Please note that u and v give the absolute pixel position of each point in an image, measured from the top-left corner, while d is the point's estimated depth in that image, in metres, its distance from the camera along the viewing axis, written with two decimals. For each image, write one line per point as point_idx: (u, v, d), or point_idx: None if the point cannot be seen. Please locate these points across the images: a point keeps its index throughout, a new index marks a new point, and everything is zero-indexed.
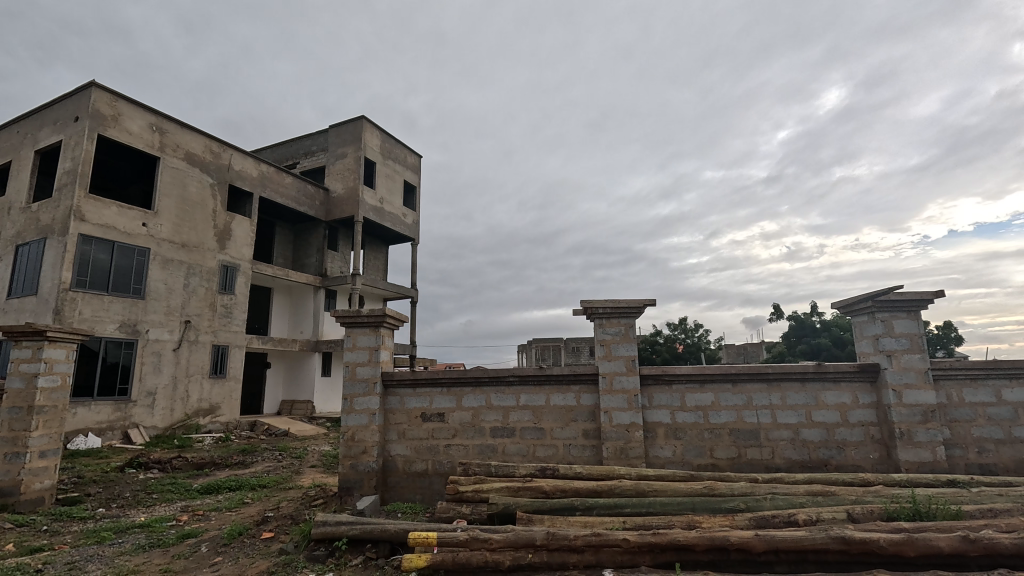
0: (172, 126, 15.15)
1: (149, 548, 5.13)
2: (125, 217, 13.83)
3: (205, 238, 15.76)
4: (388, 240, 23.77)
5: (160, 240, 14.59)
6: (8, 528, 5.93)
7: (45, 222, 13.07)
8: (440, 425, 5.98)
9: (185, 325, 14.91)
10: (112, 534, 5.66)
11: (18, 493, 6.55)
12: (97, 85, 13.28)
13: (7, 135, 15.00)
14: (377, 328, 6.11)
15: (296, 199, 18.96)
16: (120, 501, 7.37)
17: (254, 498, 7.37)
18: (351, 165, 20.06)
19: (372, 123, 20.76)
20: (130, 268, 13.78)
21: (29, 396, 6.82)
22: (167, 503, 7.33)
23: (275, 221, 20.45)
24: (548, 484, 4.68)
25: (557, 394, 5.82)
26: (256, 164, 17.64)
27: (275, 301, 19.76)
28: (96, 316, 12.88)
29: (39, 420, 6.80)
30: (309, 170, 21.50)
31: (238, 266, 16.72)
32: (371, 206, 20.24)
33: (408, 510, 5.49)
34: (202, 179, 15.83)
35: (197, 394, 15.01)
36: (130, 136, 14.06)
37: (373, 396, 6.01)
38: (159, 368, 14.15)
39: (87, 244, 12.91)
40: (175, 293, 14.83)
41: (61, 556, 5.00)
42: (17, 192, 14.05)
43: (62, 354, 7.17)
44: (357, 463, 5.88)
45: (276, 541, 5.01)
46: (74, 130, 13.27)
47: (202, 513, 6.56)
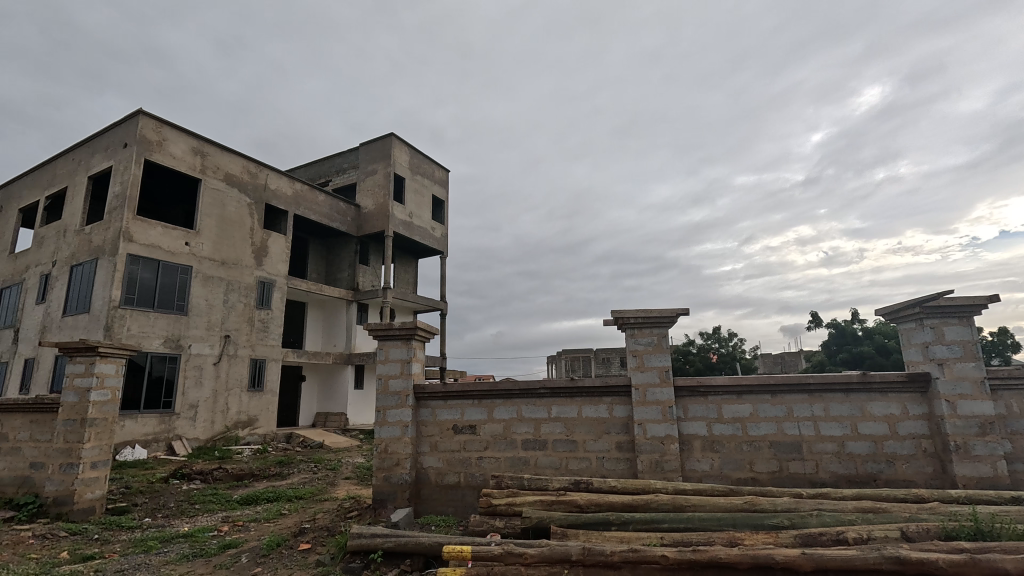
0: (213, 149, 15.83)
1: (193, 558, 5.28)
2: (169, 237, 14.45)
3: (243, 255, 16.36)
4: (418, 253, 24.12)
5: (202, 257, 15.20)
6: (63, 536, 6.21)
7: (96, 243, 13.81)
8: (472, 437, 5.98)
9: (224, 339, 15.43)
10: (158, 543, 5.85)
11: (72, 502, 6.87)
12: (143, 113, 14.02)
13: (62, 162, 15.95)
14: (408, 340, 6.18)
15: (329, 215, 19.50)
16: (165, 510, 7.64)
17: (291, 509, 7.50)
18: (382, 182, 20.52)
19: (401, 140, 21.24)
20: (174, 286, 14.37)
21: (81, 409, 7.14)
22: (208, 513, 7.55)
23: (309, 237, 21.06)
24: (582, 497, 4.61)
25: (589, 406, 5.75)
26: (290, 182, 18.25)
27: (310, 316, 20.29)
28: (142, 332, 13.48)
29: (91, 432, 7.11)
30: (342, 187, 22.08)
31: (274, 282, 17.27)
32: (400, 220, 20.65)
33: (441, 523, 5.50)
34: (241, 199, 16.46)
35: (236, 406, 15.46)
36: (173, 160, 14.75)
37: (405, 408, 6.06)
38: (201, 381, 14.66)
39: (135, 264, 13.56)
40: (216, 308, 15.39)
41: (111, 564, 5.21)
42: (71, 215, 14.88)
43: (112, 369, 7.51)
44: (391, 475, 5.93)
45: (313, 553, 5.09)
46: (122, 155, 14.01)
47: (241, 524, 6.72)
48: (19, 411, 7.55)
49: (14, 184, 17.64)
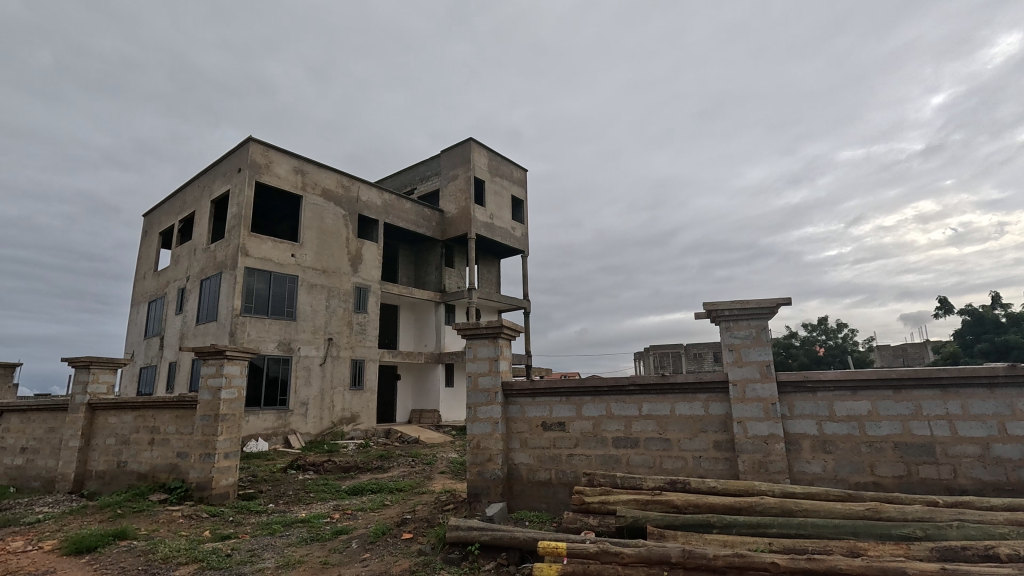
0: (311, 167, 17.21)
1: (311, 541, 5.79)
2: (278, 250, 15.92)
3: (341, 263, 17.62)
4: (500, 253, 24.57)
5: (306, 267, 16.59)
6: (205, 517, 7.09)
7: (220, 259, 15.56)
8: (561, 434, 5.97)
9: (328, 342, 16.73)
10: (281, 527, 6.48)
11: (210, 488, 7.83)
12: (252, 140, 15.57)
13: (190, 189, 18.15)
14: (495, 338, 6.31)
15: (415, 222, 20.45)
16: (285, 497, 8.45)
17: (393, 500, 7.97)
18: (463, 186, 21.15)
19: (479, 143, 21.74)
20: (284, 294, 15.83)
21: (215, 406, 8.09)
22: (322, 502, 8.23)
23: (398, 243, 22.22)
24: (679, 498, 4.43)
25: (682, 403, 5.52)
26: (380, 193, 19.37)
27: (402, 318, 21.42)
28: (260, 336, 15.00)
29: (223, 426, 8.04)
30: (426, 194, 23.05)
31: (369, 287, 18.43)
32: (482, 222, 21.15)
33: (534, 519, 5.56)
34: (337, 212, 17.74)
35: (340, 404, 16.71)
36: (278, 180, 16.24)
37: (495, 405, 6.20)
38: (310, 380, 16.01)
39: (251, 276, 15.12)
40: (320, 313, 16.73)
41: (244, 543, 5.86)
42: (199, 235, 16.90)
43: (238, 370, 8.42)
44: (484, 470, 6.09)
45: (415, 542, 5.37)
46: (237, 179, 15.65)
47: (350, 512, 7.26)
48: (166, 408, 8.70)
49: (154, 211, 20.37)
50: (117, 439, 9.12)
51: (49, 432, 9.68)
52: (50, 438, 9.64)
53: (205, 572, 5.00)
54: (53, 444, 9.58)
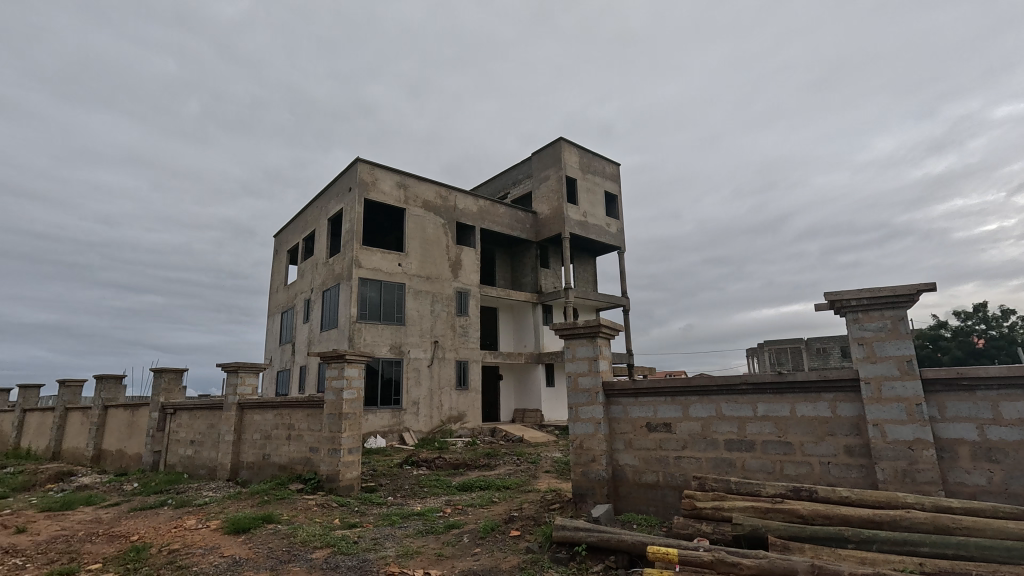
0: (412, 181, 18.29)
1: (426, 534, 6.14)
2: (386, 260, 17.11)
3: (443, 270, 18.50)
4: (595, 251, 24.26)
5: (412, 275, 17.64)
6: (335, 506, 7.85)
7: (337, 271, 17.09)
8: (668, 436, 5.74)
9: (434, 345, 17.65)
10: (400, 518, 6.97)
11: (339, 480, 8.65)
12: (360, 160, 16.90)
13: (310, 210, 20.15)
14: (594, 338, 6.24)
15: (510, 225, 20.88)
16: (403, 491, 9.08)
17: (500, 498, 8.19)
18: (555, 186, 21.19)
19: (569, 142, 21.65)
20: (393, 301, 16.97)
21: (338, 406, 8.90)
22: (435, 496, 8.71)
23: (494, 247, 22.83)
24: (805, 507, 4.05)
25: (804, 404, 5.04)
26: (475, 200, 20.04)
27: (502, 320, 21.96)
28: (374, 341, 16.23)
29: (346, 423, 8.82)
30: (519, 198, 23.43)
31: (469, 291, 19.14)
32: (576, 221, 21.05)
33: (643, 522, 5.40)
34: (437, 221, 18.67)
35: (448, 403, 17.54)
36: (384, 195, 17.47)
37: (596, 405, 6.13)
38: (420, 381, 16.99)
39: (364, 285, 16.41)
40: (426, 318, 17.70)
41: (369, 532, 6.38)
42: (319, 251, 18.70)
43: (356, 372, 9.19)
44: (588, 471, 6.04)
45: (523, 539, 5.47)
46: (349, 198, 17.07)
47: (461, 507, 7.60)
48: (300, 407, 9.74)
49: (282, 232, 22.89)
50: (262, 434, 10.37)
51: (210, 427, 11.28)
52: (211, 433, 11.24)
53: (337, 556, 5.51)
54: (214, 438, 11.15)
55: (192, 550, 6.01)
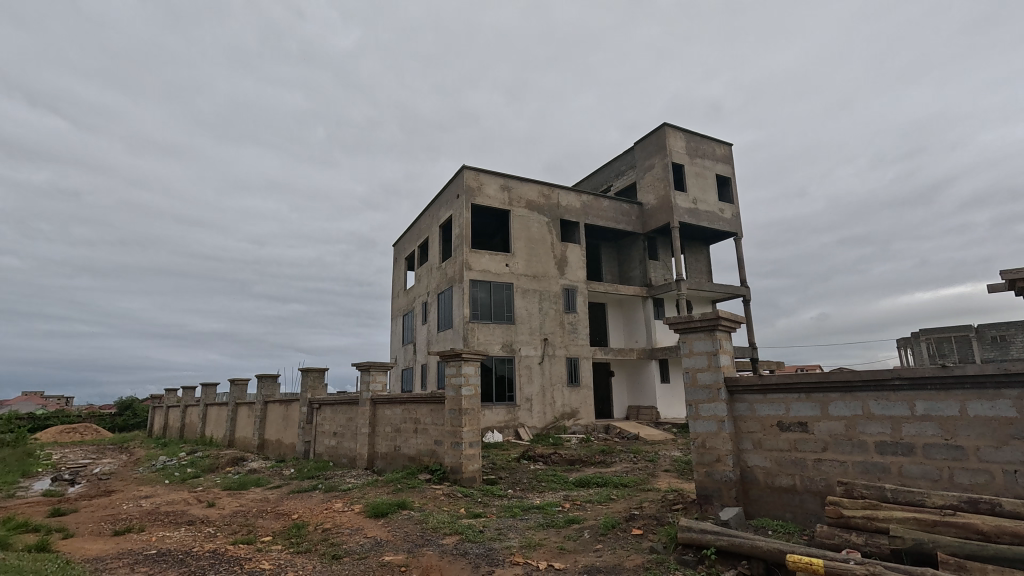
0: (515, 183, 18.69)
1: (547, 527, 6.27)
2: (494, 262, 17.69)
3: (549, 268, 18.68)
4: (709, 239, 22.85)
5: (519, 275, 18.04)
6: (460, 496, 8.33)
7: (450, 275, 18.03)
8: (804, 436, 5.25)
9: (544, 342, 17.88)
10: (520, 511, 7.20)
11: (461, 471, 9.15)
12: (466, 168, 17.67)
13: (423, 218, 21.50)
14: (712, 332, 5.92)
15: (615, 219, 20.46)
16: (522, 484, 9.35)
17: (619, 495, 8.08)
18: (661, 174, 20.33)
19: (675, 127, 20.64)
20: (503, 301, 17.50)
21: (458, 402, 9.41)
22: (553, 491, 8.85)
23: (600, 242, 22.51)
24: (986, 522, 3.47)
25: (978, 402, 4.32)
26: (578, 195, 19.94)
27: (611, 315, 21.58)
28: (487, 340, 16.89)
29: (466, 419, 9.30)
30: (623, 190, 22.85)
31: (577, 288, 19.09)
32: (685, 209, 20.04)
33: (779, 529, 5.00)
34: (541, 220, 18.89)
35: (560, 400, 17.67)
36: (489, 199, 18.07)
37: (718, 403, 5.79)
38: (532, 378, 17.33)
39: (475, 287, 17.13)
40: (534, 316, 18.00)
41: (493, 522, 6.68)
42: (433, 257, 19.88)
43: (473, 370, 9.63)
44: (713, 471, 5.74)
45: (646, 539, 5.37)
46: (457, 204, 17.93)
47: (580, 503, 7.64)
48: (424, 403, 10.47)
49: (399, 240, 24.69)
50: (392, 427, 11.31)
51: (349, 421, 12.56)
52: (350, 426, 12.51)
53: (464, 543, 5.84)
54: (352, 430, 12.39)
55: (341, 529, 6.76)
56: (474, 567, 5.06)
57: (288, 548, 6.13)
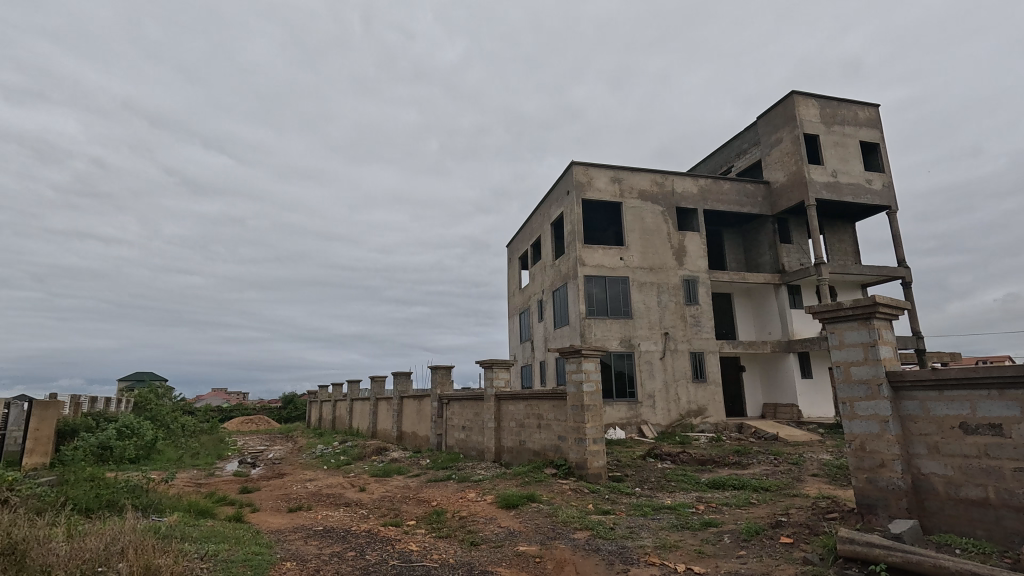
0: (626, 173, 18.19)
1: (682, 528, 6.03)
2: (608, 256, 17.38)
3: (667, 259, 17.90)
4: (853, 215, 20.22)
5: (635, 268, 17.52)
6: (587, 492, 8.34)
7: (564, 272, 18.09)
8: (997, 440, 4.43)
9: (665, 336, 17.17)
10: (651, 510, 7.01)
11: (587, 467, 9.16)
12: (575, 163, 17.59)
13: (535, 217, 21.83)
14: (868, 321, 5.25)
15: (738, 202, 19.00)
16: (650, 483, 9.09)
17: (761, 499, 7.48)
18: (791, 148, 18.43)
19: (805, 94, 18.58)
20: (619, 295, 17.14)
21: (580, 398, 9.43)
22: (684, 492, 8.47)
23: (722, 228, 21.04)
24: None
25: None
26: (695, 180, 18.83)
27: (738, 306, 20.06)
28: (604, 335, 16.67)
29: (588, 415, 9.30)
30: (746, 169, 21.11)
31: (698, 278, 18.06)
32: (822, 183, 17.96)
33: (970, 548, 4.26)
34: (655, 209, 18.17)
35: (685, 396, 16.85)
36: (600, 192, 17.81)
37: (879, 401, 5.11)
38: (653, 374, 16.74)
39: (590, 282, 17.00)
40: (653, 310, 17.37)
41: (623, 520, 6.59)
42: (546, 255, 20.11)
43: (593, 366, 9.58)
44: (876, 478, 5.07)
45: (797, 548, 4.92)
46: (567, 201, 17.91)
47: (715, 505, 7.22)
48: (546, 399, 10.66)
49: (512, 240, 25.33)
50: (516, 422, 11.67)
51: (476, 415, 13.21)
52: (476, 420, 13.16)
53: (596, 539, 5.84)
54: (479, 425, 13.01)
55: (477, 518, 7.15)
56: (609, 563, 5.04)
57: (431, 532, 6.64)
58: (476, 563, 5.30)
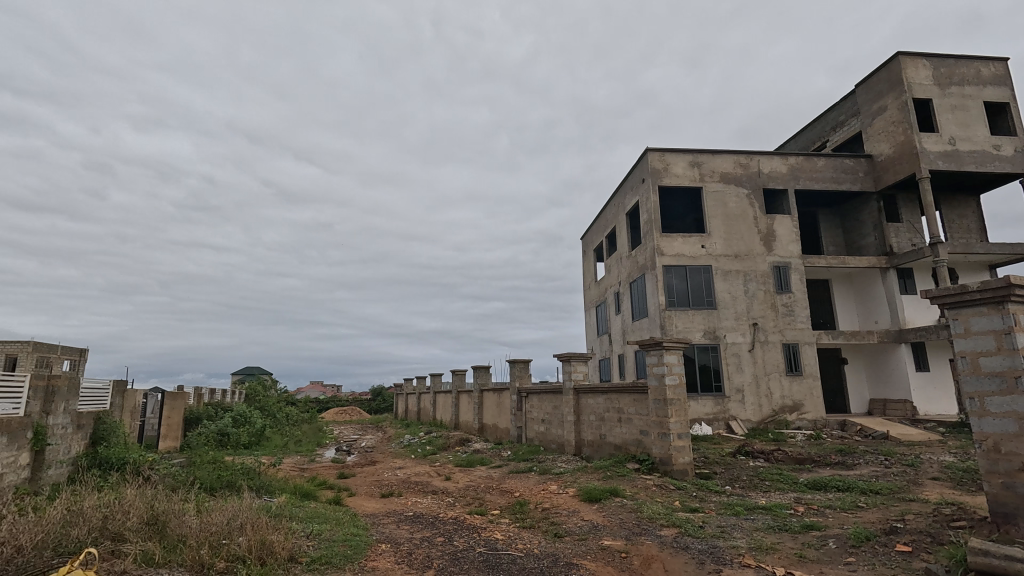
0: (706, 156, 17.27)
1: (780, 531, 5.65)
2: (689, 244, 16.64)
3: (753, 245, 16.81)
4: (977, 186, 17.80)
5: (718, 256, 16.63)
6: (673, 488, 8.07)
7: (641, 262, 17.56)
8: None
9: (754, 327, 16.16)
10: (744, 510, 6.65)
11: (672, 463, 8.87)
12: (650, 149, 16.97)
13: (609, 208, 21.37)
14: (1000, 305, 4.61)
15: (834, 179, 17.41)
16: (741, 482, 8.63)
17: (870, 503, 6.83)
18: (897, 116, 16.57)
19: (913, 54, 16.61)
20: (701, 285, 16.37)
21: (663, 391, 9.13)
22: (780, 492, 7.93)
23: (816, 209, 19.40)
24: None
25: None
26: (784, 159, 17.49)
27: (837, 293, 18.49)
28: (687, 327, 16.01)
29: (672, 409, 8.99)
30: (844, 143, 19.29)
31: (790, 264, 16.81)
32: (937, 153, 15.99)
33: None
34: (739, 193, 17.12)
35: (779, 391, 15.79)
36: (678, 178, 17.06)
37: (1017, 396, 4.47)
38: (742, 367, 15.83)
39: (669, 272, 16.37)
40: (740, 299, 16.40)
41: (713, 519, 6.31)
42: (622, 246, 19.62)
43: (676, 359, 9.23)
44: (1015, 484, 4.44)
45: (918, 558, 4.45)
46: (643, 189, 17.34)
47: (817, 508, 6.70)
48: (627, 392, 10.45)
49: (587, 232, 24.99)
50: (596, 416, 11.54)
51: (555, 408, 13.23)
52: (556, 413, 13.18)
53: (685, 537, 5.64)
54: (559, 418, 13.02)
55: (559, 510, 7.17)
56: (699, 563, 4.84)
57: (516, 522, 6.76)
58: (560, 554, 5.32)
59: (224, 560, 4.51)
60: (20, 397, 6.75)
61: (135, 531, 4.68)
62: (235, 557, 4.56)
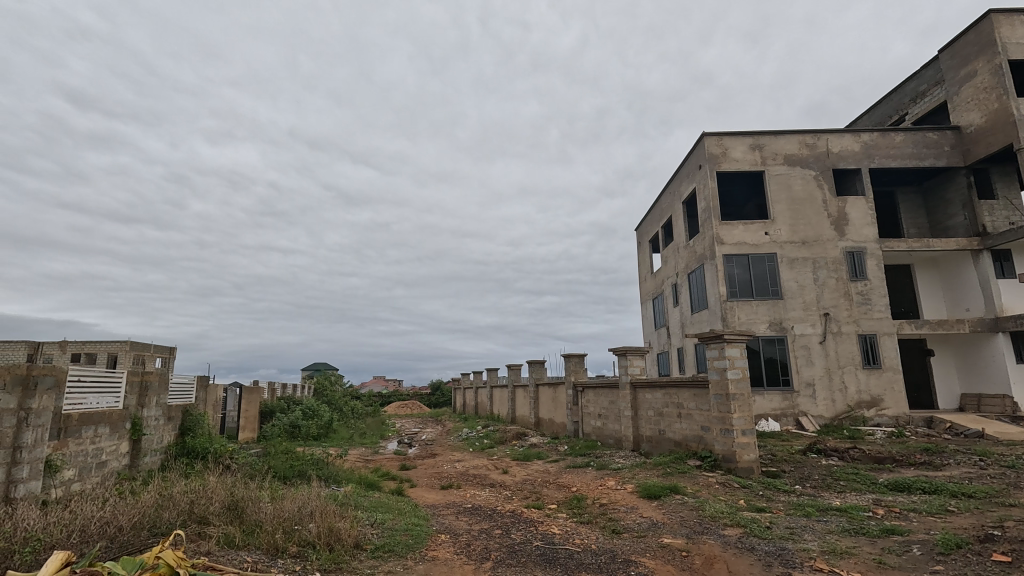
0: (768, 138, 16.36)
1: (857, 534, 5.30)
2: (751, 232, 15.85)
3: (823, 230, 15.78)
4: None
5: (783, 243, 15.73)
6: (737, 487, 7.74)
7: (700, 252, 16.92)
8: None
9: (825, 317, 15.19)
10: (816, 511, 6.27)
11: (736, 461, 8.53)
12: (707, 134, 16.27)
13: (665, 197, 20.71)
14: None
15: (915, 155, 16.02)
16: (813, 481, 8.14)
17: (961, 507, 6.26)
18: (989, 82, 14.99)
19: (1007, 12, 14.94)
20: (765, 274, 15.55)
21: (724, 386, 8.77)
22: (857, 493, 7.42)
23: (895, 189, 17.93)
24: None
25: None
26: (856, 137, 16.28)
27: (921, 279, 17.04)
28: (751, 319, 15.28)
29: (735, 404, 8.64)
30: (926, 116, 17.67)
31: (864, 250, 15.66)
32: None
33: None
34: (806, 175, 16.10)
35: (854, 385, 14.78)
36: (738, 163, 16.27)
37: None
38: (812, 359, 14.93)
39: (730, 262, 15.67)
40: (809, 288, 15.45)
41: (782, 520, 5.99)
42: (679, 236, 18.99)
43: (738, 352, 8.83)
44: None
45: (1017, 569, 4.05)
46: (700, 176, 16.66)
47: (899, 511, 6.21)
48: (686, 387, 10.14)
49: (642, 224, 24.37)
50: (654, 411, 11.28)
51: (611, 403, 13.04)
52: (613, 408, 13.00)
53: (751, 537, 5.40)
54: (616, 412, 12.82)
55: (617, 506, 7.07)
56: (766, 565, 4.62)
57: (572, 517, 6.73)
58: (618, 551, 5.25)
59: (296, 544, 4.82)
60: (120, 391, 7.44)
61: (218, 514, 5.08)
62: (305, 542, 4.87)
